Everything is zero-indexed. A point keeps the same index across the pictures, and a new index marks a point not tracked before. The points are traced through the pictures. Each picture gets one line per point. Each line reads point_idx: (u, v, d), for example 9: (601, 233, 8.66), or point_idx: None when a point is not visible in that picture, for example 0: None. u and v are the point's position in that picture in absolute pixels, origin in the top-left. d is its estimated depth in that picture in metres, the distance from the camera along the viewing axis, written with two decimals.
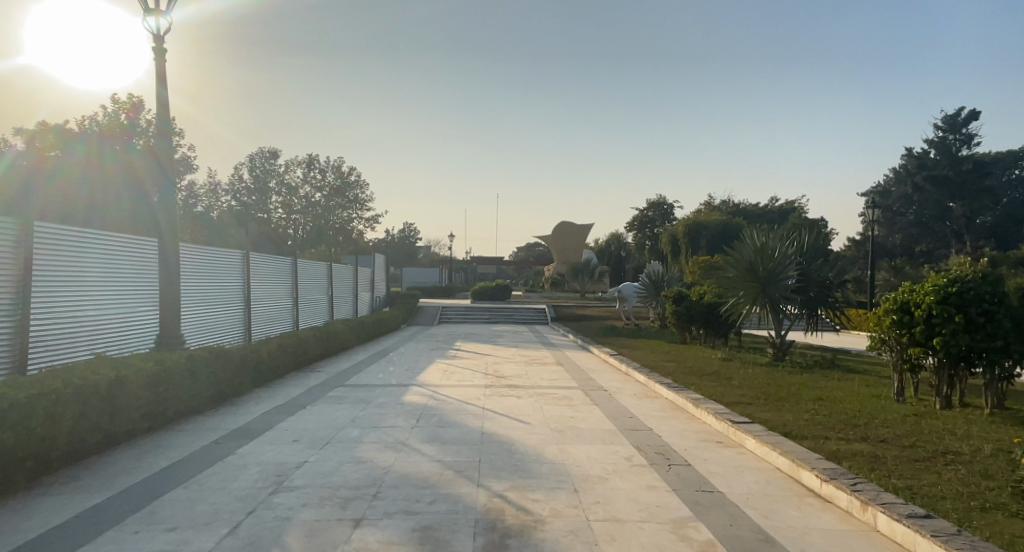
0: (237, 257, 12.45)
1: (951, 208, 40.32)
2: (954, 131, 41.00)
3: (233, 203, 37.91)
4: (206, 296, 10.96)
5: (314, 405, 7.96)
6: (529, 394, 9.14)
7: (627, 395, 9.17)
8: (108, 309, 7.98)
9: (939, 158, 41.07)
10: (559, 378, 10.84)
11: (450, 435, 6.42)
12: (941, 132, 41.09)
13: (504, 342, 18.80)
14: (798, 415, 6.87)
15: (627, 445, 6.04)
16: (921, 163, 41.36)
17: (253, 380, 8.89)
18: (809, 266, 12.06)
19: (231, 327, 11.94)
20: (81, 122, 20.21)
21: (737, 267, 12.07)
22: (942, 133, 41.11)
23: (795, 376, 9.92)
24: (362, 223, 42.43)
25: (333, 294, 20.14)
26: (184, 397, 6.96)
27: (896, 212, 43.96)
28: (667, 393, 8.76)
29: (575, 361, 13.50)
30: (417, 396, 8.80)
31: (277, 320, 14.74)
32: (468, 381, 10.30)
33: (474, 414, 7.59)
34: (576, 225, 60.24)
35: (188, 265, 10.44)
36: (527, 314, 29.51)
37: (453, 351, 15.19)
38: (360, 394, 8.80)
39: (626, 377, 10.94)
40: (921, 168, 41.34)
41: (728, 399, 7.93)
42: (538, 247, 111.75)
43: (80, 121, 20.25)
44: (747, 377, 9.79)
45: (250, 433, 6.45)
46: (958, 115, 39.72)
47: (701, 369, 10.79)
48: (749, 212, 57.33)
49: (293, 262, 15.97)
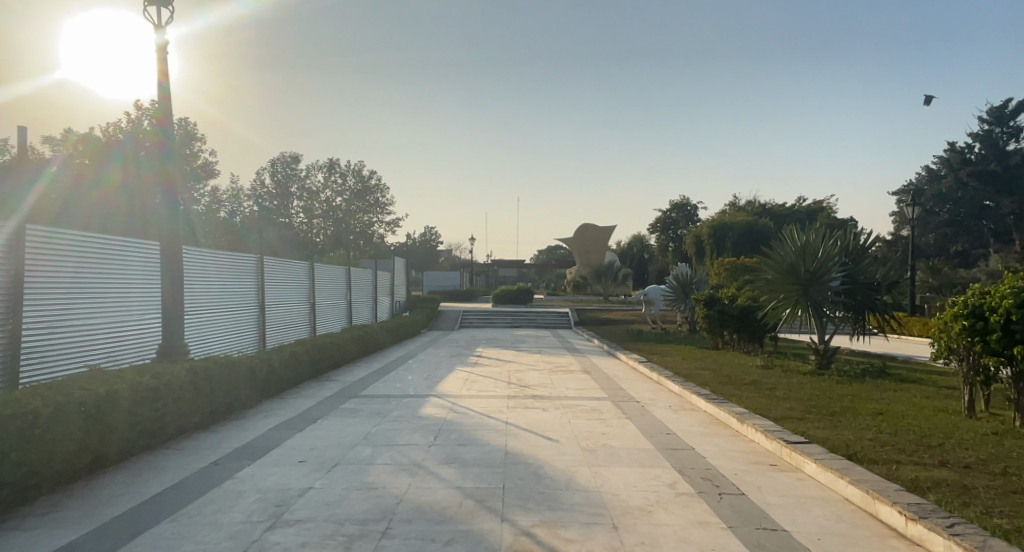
0: (251, 261, 12.02)
1: (987, 207, 39.42)
2: (1001, 124, 39.37)
3: (255, 207, 37.84)
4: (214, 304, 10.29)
5: (325, 420, 7.41)
6: (555, 406, 8.51)
7: (661, 407, 8.49)
8: (112, 319, 7.46)
9: (984, 153, 39.58)
10: (587, 387, 10.19)
11: (470, 456, 5.83)
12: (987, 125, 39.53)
13: (527, 348, 18.17)
14: (859, 433, 6.16)
15: (669, 469, 5.38)
16: (966, 159, 40.13)
17: (263, 393, 8.40)
18: (855, 267, 11.25)
19: (245, 335, 11.48)
20: (105, 127, 20.10)
21: (777, 269, 11.36)
22: (988, 126, 39.53)
23: (846, 387, 9.16)
24: (383, 227, 42.16)
25: (353, 299, 19.71)
26: (188, 412, 6.46)
27: (931, 212, 42.60)
28: (706, 406, 8.07)
29: (602, 369, 12.84)
30: (436, 408, 8.22)
31: (294, 326, 14.28)
32: (490, 392, 9.70)
33: (496, 430, 6.98)
34: (599, 226, 59.40)
35: (200, 271, 9.95)
36: (550, 318, 28.84)
37: (474, 358, 14.60)
38: (376, 406, 8.26)
39: (659, 386, 10.27)
40: (966, 163, 40.09)
41: (776, 413, 7.23)
42: (559, 250, 111.11)
43: (105, 126, 20.14)
44: (793, 388, 9.06)
45: (254, 452, 5.91)
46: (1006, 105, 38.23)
47: (740, 378, 10.07)
48: (776, 212, 55.96)
49: (310, 265, 15.52)
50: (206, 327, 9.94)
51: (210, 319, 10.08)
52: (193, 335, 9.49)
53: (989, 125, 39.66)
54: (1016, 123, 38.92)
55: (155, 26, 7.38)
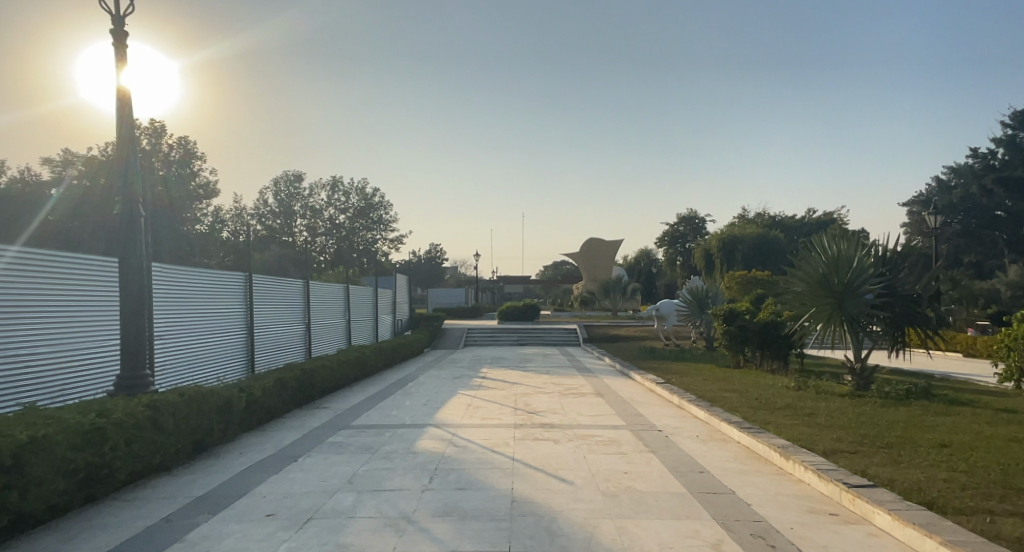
0: (238, 279, 11.20)
1: (998, 216, 38.54)
2: None
3: (258, 226, 37.27)
4: (191, 327, 9.32)
5: (307, 458, 6.49)
6: (568, 436, 7.57)
7: (687, 437, 7.55)
8: (84, 343, 6.54)
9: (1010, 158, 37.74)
10: (601, 413, 9.25)
11: (471, 504, 4.91)
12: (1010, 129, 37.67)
13: (534, 368, 17.22)
14: (930, 473, 5.22)
15: (709, 523, 4.45)
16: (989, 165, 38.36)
17: (240, 425, 7.50)
18: (893, 278, 10.35)
19: (230, 361, 10.61)
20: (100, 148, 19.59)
21: (807, 279, 10.51)
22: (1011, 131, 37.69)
23: (894, 412, 8.22)
24: (387, 244, 41.52)
25: (352, 318, 18.89)
26: (145, 454, 5.53)
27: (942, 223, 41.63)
28: (739, 436, 7.14)
29: (616, 391, 11.90)
30: (433, 442, 7.29)
31: (286, 348, 13.41)
32: (495, 419, 8.78)
33: (501, 470, 6.06)
34: (606, 241, 58.62)
35: (181, 293, 9.14)
36: (557, 336, 27.88)
37: (478, 381, 13.67)
38: (366, 439, 7.35)
39: (681, 411, 9.33)
40: (989, 169, 38.34)
41: (823, 446, 6.31)
42: (565, 265, 110.80)
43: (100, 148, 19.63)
44: (834, 414, 8.12)
45: (217, 502, 5.01)
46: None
47: (771, 402, 9.13)
48: (784, 223, 55.02)
49: (305, 284, 14.68)
50: (180, 353, 8.94)
51: (185, 344, 9.09)
52: (162, 363, 8.44)
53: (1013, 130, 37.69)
54: None
55: (111, 15, 6.52)
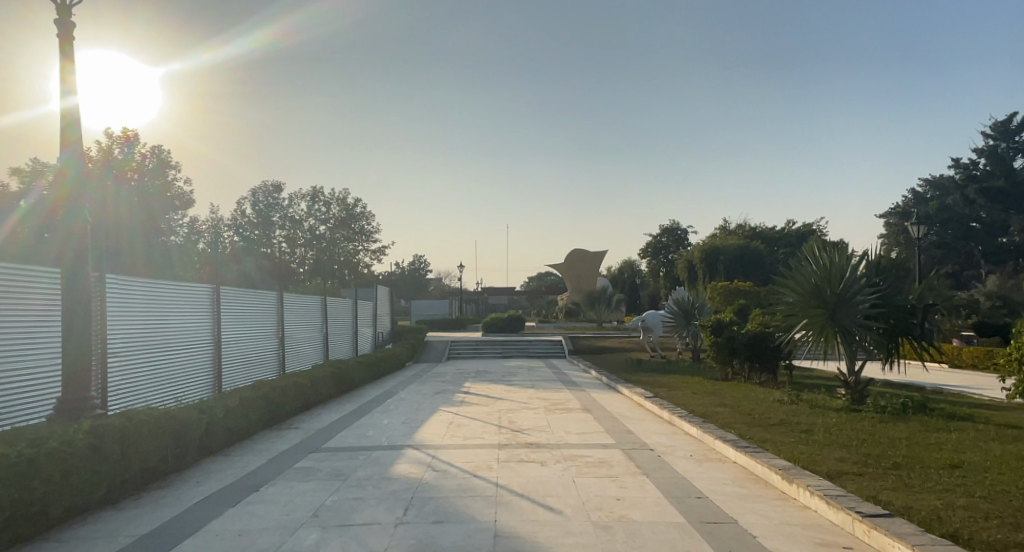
0: (206, 291, 10.65)
1: (974, 227, 38.89)
2: (1006, 139, 37.54)
3: (235, 237, 36.44)
4: (154, 341, 8.77)
5: (271, 486, 5.95)
6: (555, 458, 7.09)
7: (681, 457, 7.12)
8: (20, 362, 5.94)
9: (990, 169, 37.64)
10: (590, 431, 8.80)
11: (448, 540, 4.43)
12: (991, 140, 37.66)
13: (518, 381, 16.72)
14: (947, 500, 4.85)
15: None
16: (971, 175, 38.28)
17: (199, 450, 6.93)
18: (887, 287, 10.05)
19: (197, 378, 10.05)
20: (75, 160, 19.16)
21: (799, 290, 10.21)
22: (992, 141, 37.67)
23: (893, 429, 7.88)
24: (368, 255, 40.88)
25: (330, 331, 18.28)
26: (86, 487, 4.97)
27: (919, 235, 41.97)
28: (736, 456, 6.73)
29: (604, 406, 11.45)
30: (411, 466, 6.79)
31: (259, 364, 12.80)
32: (477, 439, 8.29)
33: (483, 497, 5.57)
34: (589, 252, 58.40)
35: (145, 308, 8.63)
36: (542, 347, 27.41)
37: (461, 396, 13.15)
38: (338, 464, 6.82)
39: (673, 428, 8.92)
40: (971, 180, 38.35)
41: (826, 467, 5.91)
42: (550, 276, 110.60)
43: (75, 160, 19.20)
44: (833, 430, 7.76)
45: (164, 541, 4.47)
46: (1009, 120, 36.37)
47: (765, 418, 8.75)
48: (766, 234, 55.19)
49: (279, 296, 14.09)
50: (142, 369, 8.39)
51: (147, 359, 8.53)
52: (124, 384, 7.91)
53: (993, 140, 37.76)
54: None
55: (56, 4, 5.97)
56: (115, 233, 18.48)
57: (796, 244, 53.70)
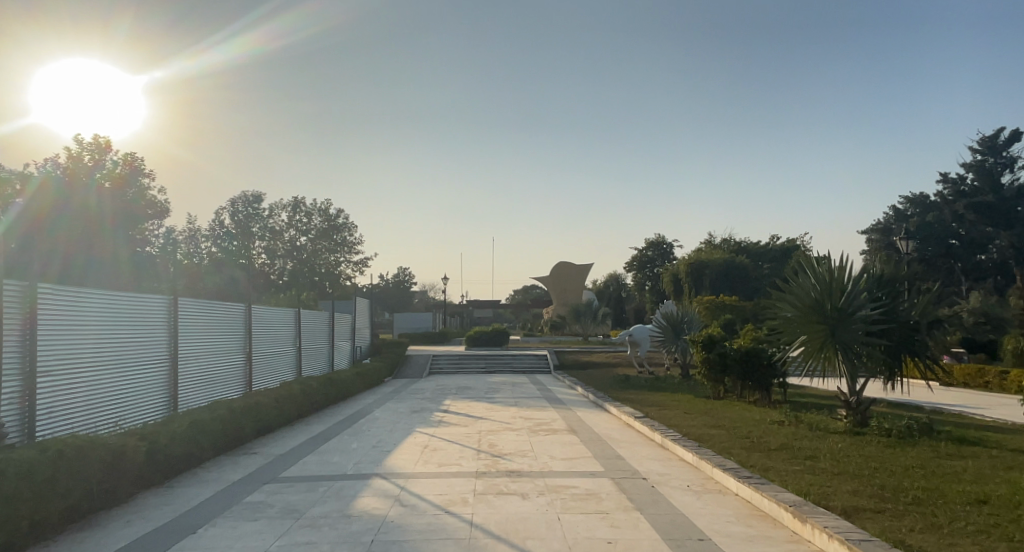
0: (163, 304, 9.85)
1: (954, 244, 39.03)
2: (995, 154, 37.54)
3: (213, 249, 35.47)
4: (99, 350, 7.91)
5: (211, 527, 5.17)
6: (538, 489, 6.38)
7: (678, 487, 6.45)
8: None
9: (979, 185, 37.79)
10: (576, 456, 8.11)
11: None
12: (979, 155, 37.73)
13: (501, 398, 15.98)
14: (984, 545, 4.23)
15: None
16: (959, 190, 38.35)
17: (134, 486, 6.12)
18: (890, 302, 9.46)
19: (151, 399, 9.26)
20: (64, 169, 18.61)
21: (797, 304, 9.65)
22: (980, 156, 37.76)
23: (904, 455, 7.27)
24: (350, 267, 40.05)
25: (304, 345, 17.46)
26: None
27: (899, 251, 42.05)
28: (738, 486, 6.09)
29: (591, 426, 10.77)
30: (376, 500, 6.04)
31: (222, 381, 11.98)
32: (452, 466, 7.57)
33: (454, 540, 4.86)
34: (575, 265, 57.99)
35: (96, 322, 7.92)
36: (526, 362, 26.69)
37: (439, 415, 12.41)
38: (294, 498, 6.06)
39: (666, 452, 8.26)
40: (960, 195, 38.60)
41: (839, 502, 5.28)
42: (535, 289, 110.27)
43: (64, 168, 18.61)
44: (839, 457, 7.14)
45: None
46: (997, 136, 36.46)
47: (764, 442, 8.14)
48: (750, 249, 55.14)
49: (246, 308, 13.27)
50: (83, 382, 7.50)
51: (91, 370, 7.66)
52: (69, 412, 7.18)
53: (982, 155, 37.85)
54: (1010, 153, 37.23)
55: None
56: (102, 241, 17.45)
57: (781, 259, 53.68)
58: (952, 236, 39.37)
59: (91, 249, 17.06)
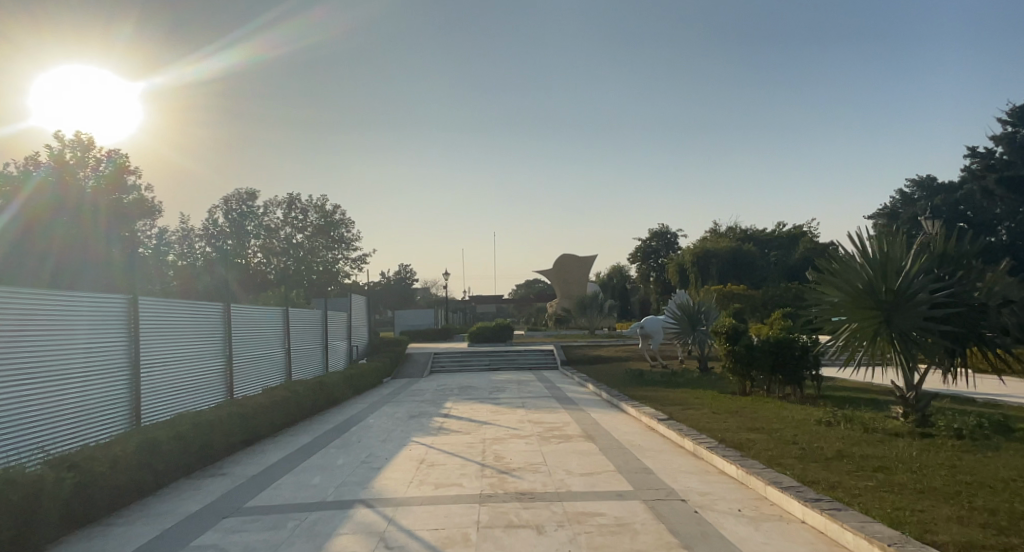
0: (128, 303, 8.65)
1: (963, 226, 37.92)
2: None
3: (206, 248, 34.37)
4: (33, 347, 6.38)
5: None
6: (555, 519, 5.19)
7: (729, 512, 5.23)
8: None
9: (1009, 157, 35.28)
10: (598, 471, 6.90)
11: None
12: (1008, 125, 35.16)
13: (506, 398, 14.83)
14: None
15: None
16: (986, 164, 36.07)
17: (55, 529, 4.95)
18: (955, 282, 8.21)
19: (117, 411, 8.08)
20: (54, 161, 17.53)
21: (845, 288, 8.47)
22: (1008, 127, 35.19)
23: (996, 463, 6.05)
24: (349, 264, 38.92)
25: (295, 347, 16.25)
26: None
27: (909, 231, 40.55)
28: (807, 512, 4.90)
29: (609, 431, 9.59)
30: (356, 539, 4.84)
31: (201, 388, 10.83)
32: (452, 487, 6.39)
33: None
34: (579, 257, 56.78)
35: (57, 324, 6.87)
36: (532, 358, 25.48)
37: (439, 420, 11.23)
38: (255, 538, 4.88)
39: (702, 464, 7.05)
40: (989, 169, 36.10)
41: (947, 537, 4.09)
42: (538, 283, 109.31)
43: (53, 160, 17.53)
44: (918, 467, 5.94)
45: None
46: None
47: (818, 448, 6.96)
48: (756, 236, 53.91)
49: (225, 307, 12.10)
50: (36, 389, 6.40)
51: (38, 374, 6.44)
52: (20, 425, 6.10)
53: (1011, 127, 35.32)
54: None
55: None
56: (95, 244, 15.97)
57: (788, 246, 52.43)
58: (961, 219, 38.53)
59: (85, 251, 15.58)
